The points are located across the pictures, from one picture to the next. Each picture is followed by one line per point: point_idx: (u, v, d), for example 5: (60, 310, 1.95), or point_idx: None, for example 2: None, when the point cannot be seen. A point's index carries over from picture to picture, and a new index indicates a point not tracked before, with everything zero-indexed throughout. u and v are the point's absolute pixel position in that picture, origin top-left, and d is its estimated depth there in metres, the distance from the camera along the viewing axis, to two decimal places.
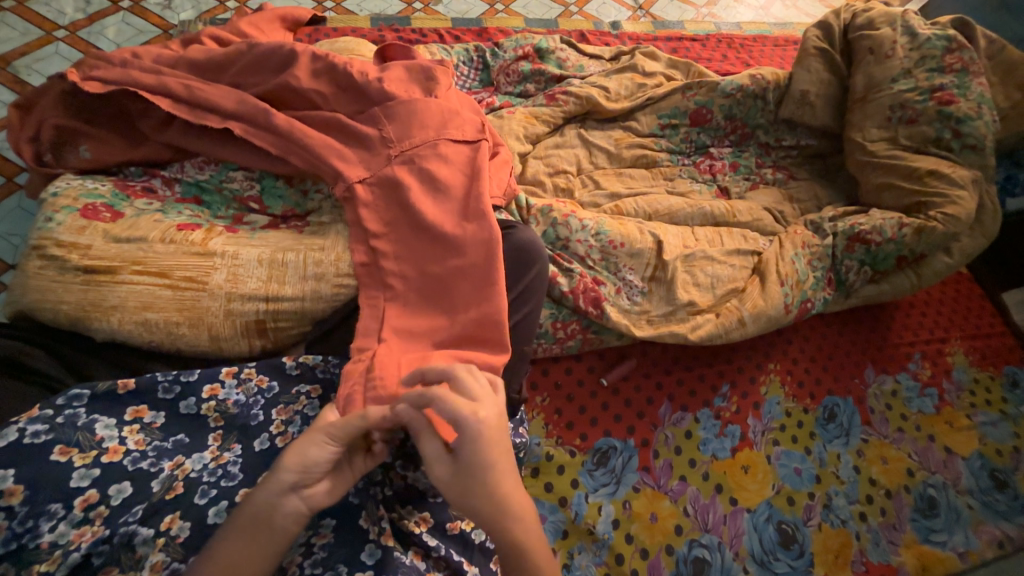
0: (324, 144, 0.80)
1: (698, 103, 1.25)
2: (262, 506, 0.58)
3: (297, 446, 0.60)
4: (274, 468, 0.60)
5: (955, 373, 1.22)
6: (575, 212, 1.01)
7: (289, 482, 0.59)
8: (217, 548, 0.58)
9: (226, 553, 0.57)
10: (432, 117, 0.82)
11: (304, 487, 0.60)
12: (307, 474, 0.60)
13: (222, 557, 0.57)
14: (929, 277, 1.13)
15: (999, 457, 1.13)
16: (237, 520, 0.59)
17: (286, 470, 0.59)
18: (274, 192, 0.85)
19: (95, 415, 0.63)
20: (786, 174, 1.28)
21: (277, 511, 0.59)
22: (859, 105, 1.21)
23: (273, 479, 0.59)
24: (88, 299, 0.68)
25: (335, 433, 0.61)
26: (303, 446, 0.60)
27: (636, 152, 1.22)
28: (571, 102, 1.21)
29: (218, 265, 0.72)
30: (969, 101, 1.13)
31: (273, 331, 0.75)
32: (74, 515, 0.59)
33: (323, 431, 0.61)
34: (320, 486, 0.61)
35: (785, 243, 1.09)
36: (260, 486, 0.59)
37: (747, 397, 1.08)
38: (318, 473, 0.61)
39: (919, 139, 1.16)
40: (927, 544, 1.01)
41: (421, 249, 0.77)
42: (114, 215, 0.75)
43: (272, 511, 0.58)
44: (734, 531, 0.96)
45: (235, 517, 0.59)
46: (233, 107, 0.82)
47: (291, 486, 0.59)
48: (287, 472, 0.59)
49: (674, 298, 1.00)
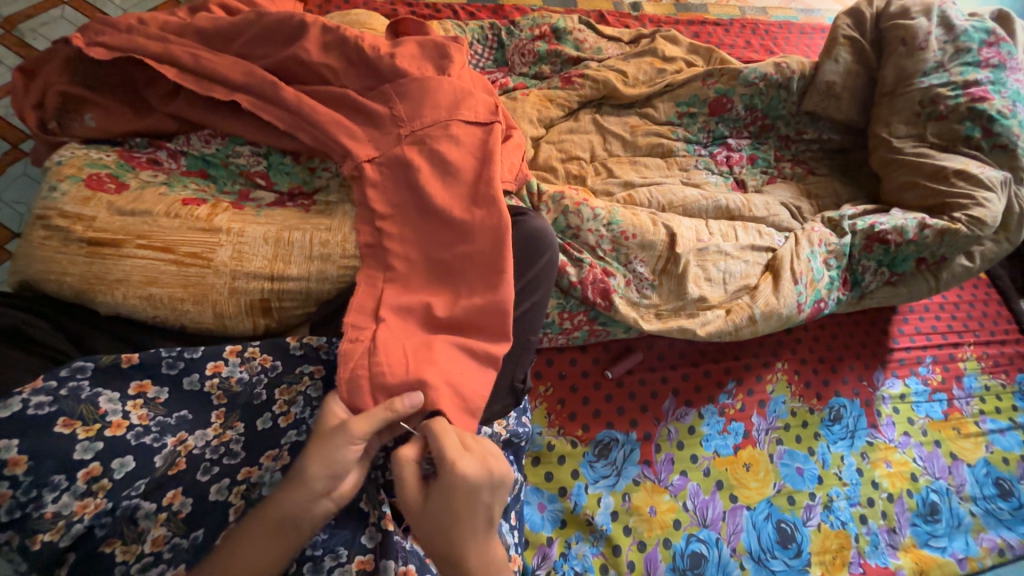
0: (333, 121, 0.78)
1: (718, 91, 1.20)
2: (293, 511, 0.59)
3: (320, 453, 0.60)
4: (302, 472, 0.59)
5: (966, 380, 1.21)
6: (587, 200, 0.98)
7: (319, 489, 0.59)
8: (244, 546, 0.59)
9: (255, 553, 0.59)
10: (444, 97, 0.79)
11: (335, 489, 0.61)
12: (336, 478, 0.60)
13: (249, 553, 0.59)
14: (948, 281, 1.10)
15: (1005, 465, 1.13)
16: (266, 524, 0.59)
17: (317, 479, 0.59)
18: (281, 168, 0.84)
19: (99, 388, 0.62)
20: (805, 169, 1.26)
21: (307, 515, 0.59)
22: (886, 100, 1.17)
23: (304, 487, 0.59)
24: (93, 272, 0.67)
25: (356, 432, 0.60)
26: (327, 451, 0.59)
27: (652, 141, 1.18)
28: (587, 85, 1.17)
29: (223, 242, 0.71)
30: (1004, 98, 1.10)
31: (277, 310, 0.74)
32: (77, 487, 0.59)
33: (344, 431, 0.60)
34: (347, 484, 0.62)
35: (801, 240, 1.06)
36: (287, 492, 0.59)
37: (753, 395, 1.07)
38: (345, 474, 0.61)
39: (948, 137, 1.12)
40: (926, 548, 1.02)
41: (430, 235, 0.76)
42: (119, 187, 0.73)
43: (305, 516, 0.59)
44: (733, 528, 0.96)
45: (262, 518, 0.59)
46: (240, 80, 0.80)
47: (322, 491, 0.60)
48: (316, 479, 0.59)
49: (684, 293, 0.98)
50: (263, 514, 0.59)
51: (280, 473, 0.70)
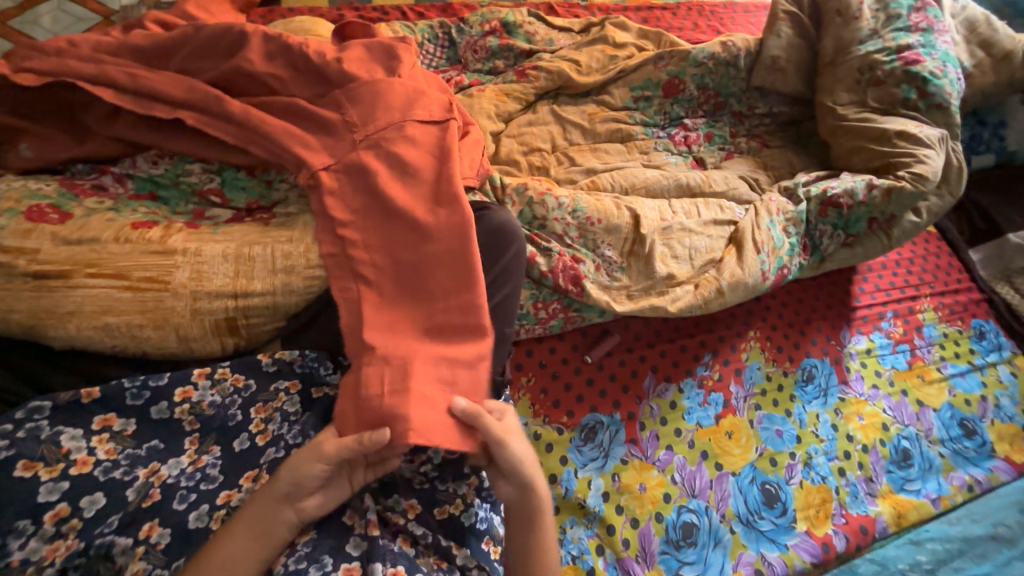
0: (285, 132, 0.76)
1: (670, 73, 1.23)
2: (260, 513, 0.62)
3: (293, 461, 0.63)
4: (276, 477, 0.63)
5: (926, 330, 1.27)
6: (550, 189, 0.99)
7: (282, 493, 0.62)
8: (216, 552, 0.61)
9: (223, 560, 0.60)
10: (396, 99, 0.79)
11: (298, 499, 0.63)
12: (300, 488, 0.62)
13: (218, 567, 0.60)
14: (900, 237, 1.16)
15: (967, 407, 1.19)
16: (235, 527, 0.61)
17: (281, 483, 0.62)
18: (236, 184, 0.81)
19: (59, 427, 0.60)
20: (760, 142, 1.29)
21: (272, 520, 0.62)
22: (828, 70, 1.21)
23: (271, 488, 0.62)
24: (42, 306, 0.65)
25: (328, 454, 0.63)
26: (298, 462, 0.63)
27: (611, 127, 1.20)
28: (542, 77, 1.19)
29: (180, 263, 0.69)
30: (935, 60, 1.16)
31: (245, 328, 0.72)
32: (45, 530, 0.58)
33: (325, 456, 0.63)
34: (311, 500, 0.64)
35: (761, 211, 1.09)
36: (257, 499, 0.62)
37: (728, 364, 1.10)
38: (309, 489, 0.63)
39: (888, 100, 1.17)
40: (902, 493, 1.07)
41: (393, 236, 0.75)
42: (62, 216, 0.70)
43: (270, 520, 0.62)
44: (720, 494, 0.98)
45: (233, 526, 0.62)
46: (183, 97, 0.77)
47: (285, 498, 0.62)
48: (281, 484, 0.62)
49: (653, 272, 1.00)
50: (233, 518, 0.62)
51: (258, 492, 0.67)
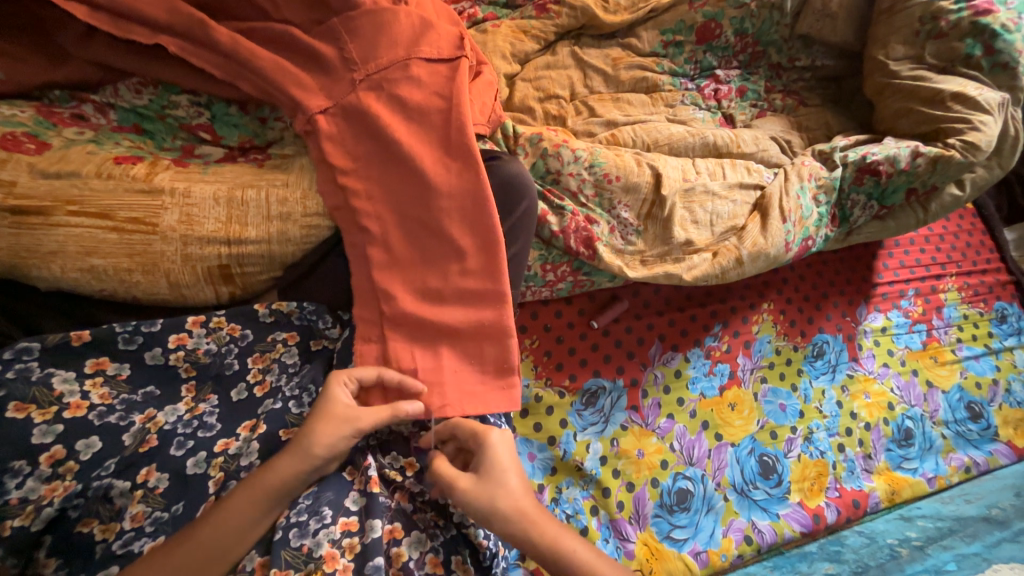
0: (280, 65, 0.69)
1: (706, 15, 1.10)
2: (287, 478, 0.61)
3: (322, 431, 0.62)
4: (307, 446, 0.62)
5: (946, 311, 1.22)
6: (566, 141, 0.91)
7: (315, 463, 0.62)
8: (228, 511, 0.59)
9: (237, 519, 0.59)
10: (402, 31, 0.70)
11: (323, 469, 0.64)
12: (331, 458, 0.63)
13: (231, 524, 0.59)
14: (936, 212, 1.08)
15: (977, 390, 1.17)
16: (255, 490, 0.60)
17: (319, 456, 0.62)
18: (227, 120, 0.75)
19: (51, 369, 0.59)
20: (797, 100, 1.19)
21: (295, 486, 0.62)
22: (885, 18, 1.08)
23: (303, 459, 0.61)
24: (22, 245, 0.61)
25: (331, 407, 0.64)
26: (329, 433, 0.62)
27: (636, 75, 1.09)
28: (565, 13, 1.06)
29: (168, 204, 0.64)
30: (1008, 11, 1.03)
31: (239, 277, 0.69)
32: (42, 471, 0.57)
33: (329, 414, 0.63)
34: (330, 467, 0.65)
35: (791, 175, 1.02)
36: (283, 465, 0.61)
37: (738, 336, 1.07)
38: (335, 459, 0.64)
39: (947, 57, 1.05)
40: (899, 470, 1.07)
41: (396, 186, 0.69)
42: (39, 146, 0.65)
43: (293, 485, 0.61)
44: (717, 464, 0.99)
45: (250, 487, 0.60)
46: (164, 18, 0.69)
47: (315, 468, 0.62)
48: (317, 457, 0.62)
49: (670, 238, 0.94)
50: (253, 481, 0.60)
51: (257, 442, 0.65)
